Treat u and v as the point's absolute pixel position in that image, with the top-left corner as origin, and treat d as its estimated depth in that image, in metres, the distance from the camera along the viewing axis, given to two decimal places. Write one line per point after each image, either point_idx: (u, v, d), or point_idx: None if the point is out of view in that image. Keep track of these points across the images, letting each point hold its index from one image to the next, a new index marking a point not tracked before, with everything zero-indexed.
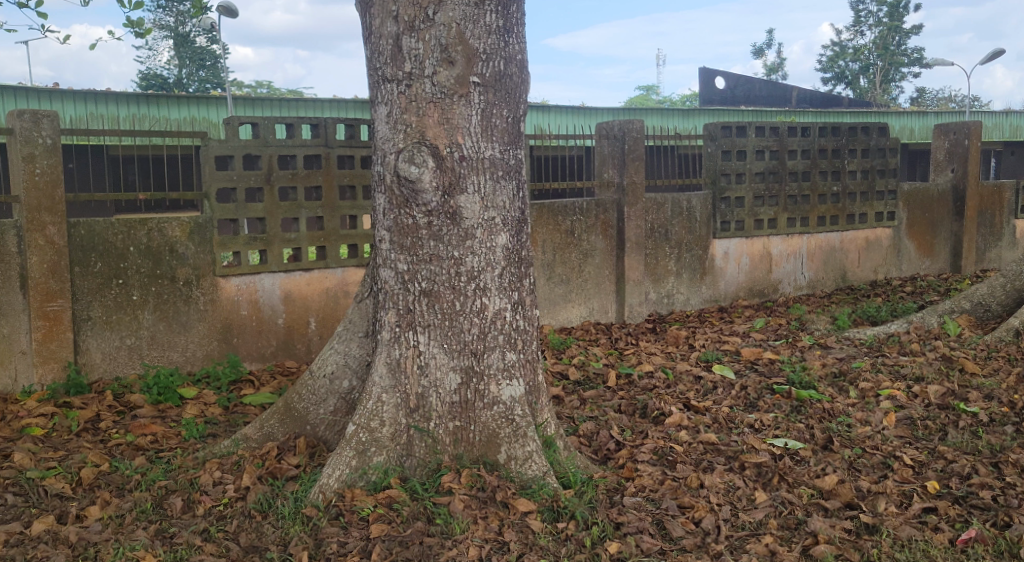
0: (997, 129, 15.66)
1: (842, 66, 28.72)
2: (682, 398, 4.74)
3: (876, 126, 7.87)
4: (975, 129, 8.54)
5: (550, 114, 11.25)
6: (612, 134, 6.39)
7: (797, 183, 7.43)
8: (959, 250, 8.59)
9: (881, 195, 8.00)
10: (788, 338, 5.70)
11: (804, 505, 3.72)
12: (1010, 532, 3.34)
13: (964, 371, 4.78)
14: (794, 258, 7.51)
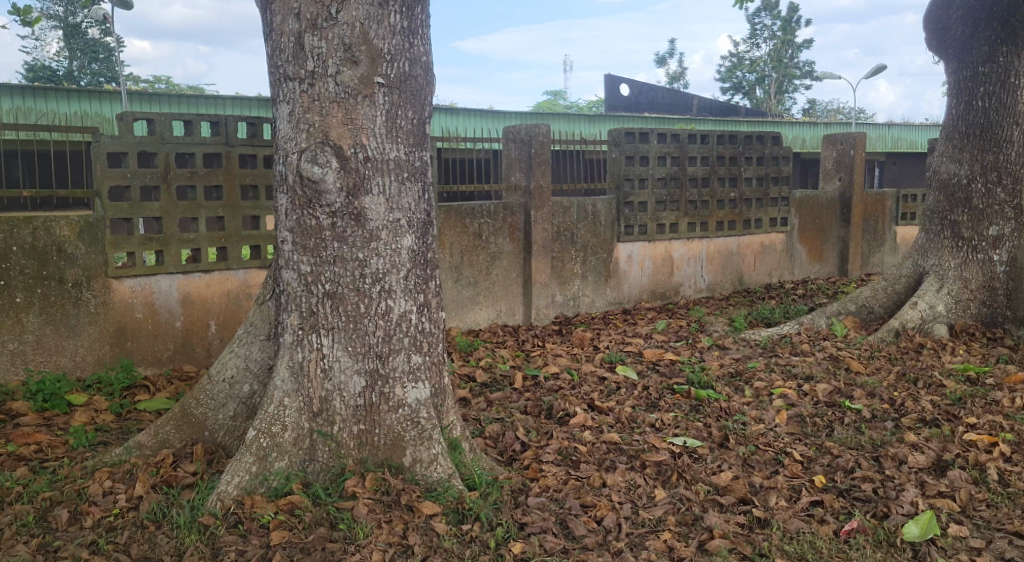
0: (880, 141, 16.87)
1: (739, 77, 30.35)
2: (586, 399, 4.83)
3: (770, 134, 8.13)
4: (859, 140, 8.81)
5: (458, 117, 11.33)
6: (519, 138, 6.45)
7: (697, 188, 7.65)
8: (847, 255, 8.93)
9: (774, 202, 8.27)
10: (687, 339, 5.88)
11: (701, 501, 3.84)
12: (888, 522, 3.54)
13: (850, 369, 5.03)
14: (694, 261, 7.74)
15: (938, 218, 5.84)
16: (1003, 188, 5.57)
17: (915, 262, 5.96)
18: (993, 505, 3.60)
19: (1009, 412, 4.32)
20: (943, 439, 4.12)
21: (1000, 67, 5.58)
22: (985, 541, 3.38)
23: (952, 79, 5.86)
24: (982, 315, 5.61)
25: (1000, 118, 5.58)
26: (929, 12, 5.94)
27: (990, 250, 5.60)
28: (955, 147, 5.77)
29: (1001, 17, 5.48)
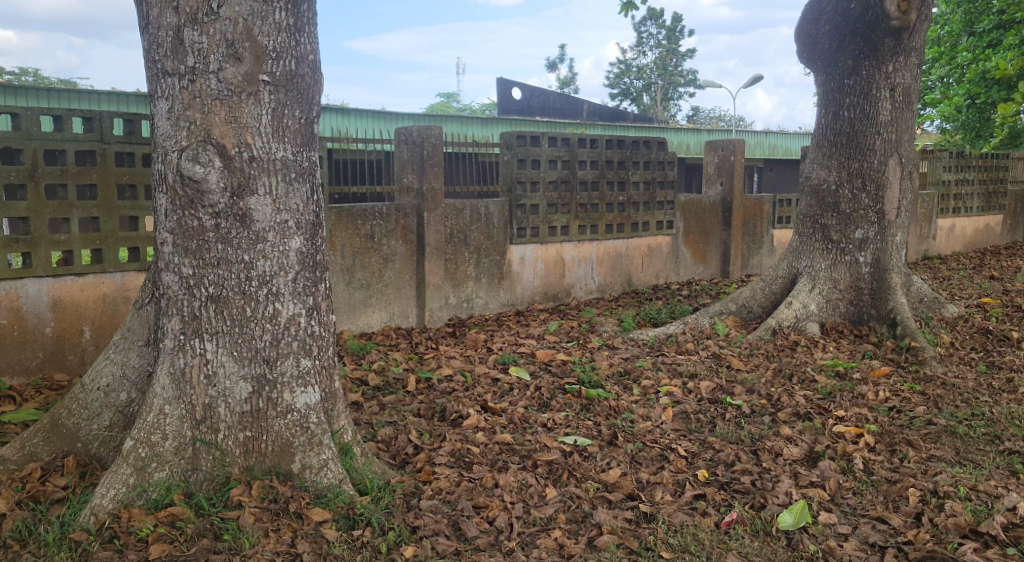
0: (759, 148, 17.97)
1: (628, 83, 33.60)
2: (479, 400, 4.85)
3: (656, 140, 8.38)
4: (739, 147, 9.02)
5: (350, 117, 11.24)
6: (411, 140, 6.41)
7: (586, 192, 7.81)
8: (728, 256, 9.16)
9: (660, 206, 8.51)
10: (579, 339, 6.00)
11: (590, 498, 3.91)
12: (765, 512, 3.70)
13: (731, 367, 5.24)
14: (585, 263, 7.89)
15: (810, 221, 6.15)
16: (867, 194, 5.91)
17: (790, 264, 6.24)
18: (859, 492, 3.83)
19: (873, 404, 4.61)
20: (815, 431, 4.35)
21: (864, 80, 5.90)
22: (852, 526, 3.59)
23: (822, 90, 6.17)
24: (850, 313, 5.93)
25: (864, 128, 5.91)
26: (799, 26, 6.24)
27: (856, 252, 5.93)
28: (825, 155, 6.10)
29: (863, 32, 5.77)
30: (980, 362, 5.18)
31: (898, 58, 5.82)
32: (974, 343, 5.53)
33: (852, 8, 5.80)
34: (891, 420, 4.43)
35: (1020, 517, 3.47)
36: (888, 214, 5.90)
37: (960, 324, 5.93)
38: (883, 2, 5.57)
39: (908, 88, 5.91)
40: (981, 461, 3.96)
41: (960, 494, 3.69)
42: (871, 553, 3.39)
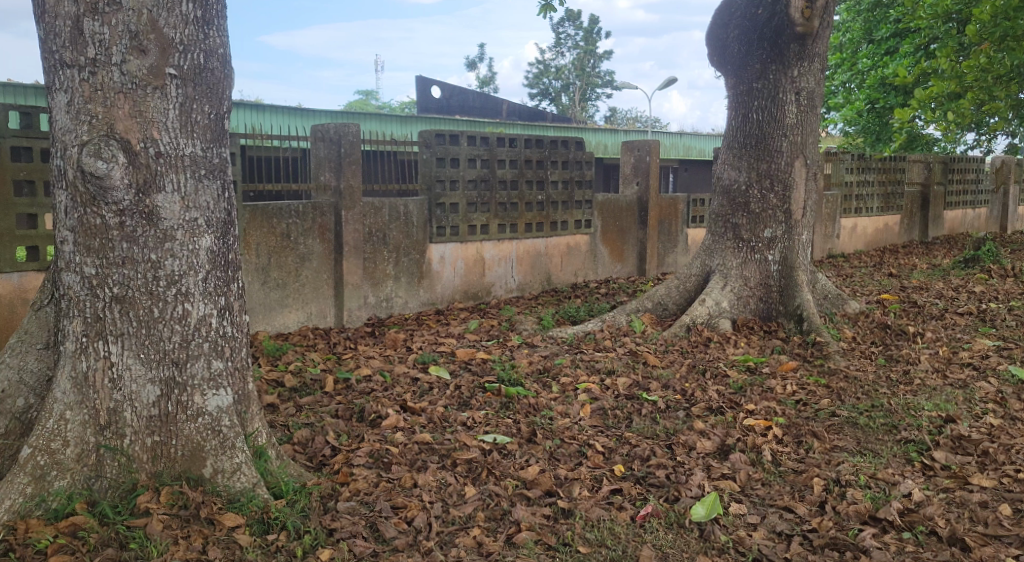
0: (673, 149, 18.67)
1: (546, 83, 36.78)
2: (398, 400, 4.82)
3: (574, 139, 8.46)
4: (654, 147, 9.19)
5: (265, 113, 11.30)
6: (328, 137, 6.35)
7: (505, 191, 7.83)
8: (645, 254, 9.33)
9: (579, 205, 8.60)
10: (498, 338, 6.02)
11: (509, 496, 3.93)
12: (678, 505, 3.78)
13: (647, 363, 5.35)
14: (505, 262, 7.92)
15: (721, 221, 6.31)
16: (775, 194, 6.10)
17: (703, 262, 6.39)
18: (767, 483, 3.96)
19: (781, 398, 4.77)
20: (727, 425, 4.47)
21: (771, 84, 6.09)
22: (761, 516, 3.70)
23: (731, 93, 6.35)
24: (760, 310, 6.13)
25: (772, 130, 6.10)
26: (711, 30, 6.45)
27: (765, 250, 6.13)
28: (735, 156, 6.28)
29: (770, 38, 5.98)
30: (879, 355, 5.43)
31: (802, 63, 6.03)
32: (874, 338, 5.80)
33: (759, 13, 6.03)
34: (797, 412, 4.60)
35: (915, 503, 3.65)
36: (794, 213, 6.12)
37: (862, 319, 6.19)
38: (787, 9, 5.78)
39: (812, 92, 6.13)
40: (879, 450, 4.15)
41: (861, 482, 3.85)
42: (779, 541, 3.50)
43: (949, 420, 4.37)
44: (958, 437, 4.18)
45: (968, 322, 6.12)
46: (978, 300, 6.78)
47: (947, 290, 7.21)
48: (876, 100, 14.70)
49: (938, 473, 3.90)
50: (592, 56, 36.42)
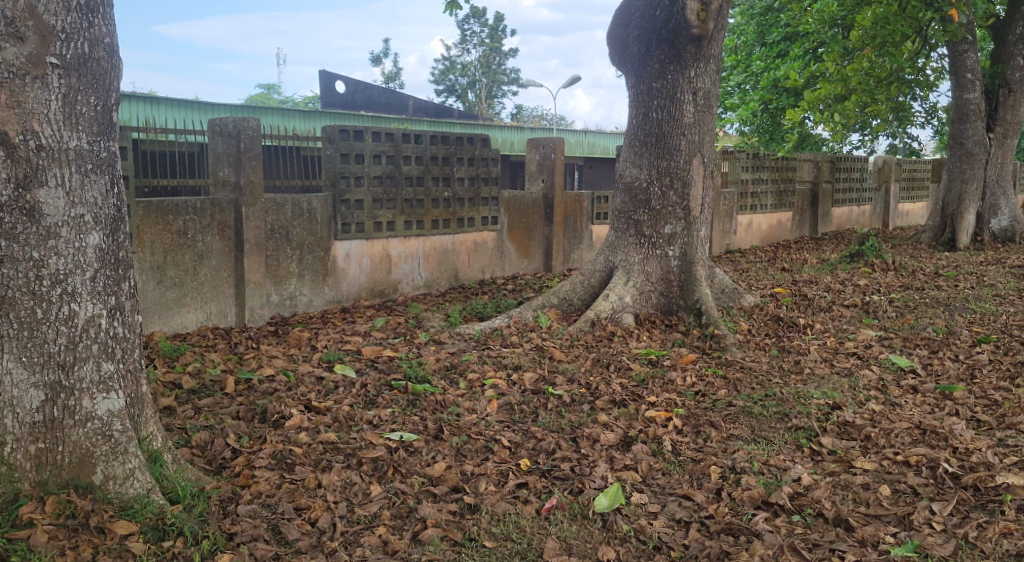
0: (579, 147, 20.11)
1: (452, 80, 38.99)
2: (303, 400, 4.73)
3: (479, 136, 8.41)
4: (559, 144, 9.22)
5: (159, 106, 11.13)
6: (226, 131, 6.25)
7: (412, 188, 7.76)
8: (550, 250, 9.43)
9: (485, 202, 8.60)
10: (405, 335, 6.00)
11: (415, 493, 3.91)
12: (582, 496, 3.85)
13: (553, 358, 5.41)
14: (412, 259, 7.87)
15: (624, 217, 6.44)
16: (675, 191, 6.27)
17: (606, 258, 6.51)
18: (668, 472, 4.06)
19: (681, 389, 4.92)
20: (629, 417, 4.58)
21: (669, 84, 6.24)
22: (661, 505, 3.80)
23: (632, 92, 6.47)
24: (661, 304, 6.29)
25: (671, 129, 6.26)
26: (611, 31, 6.53)
27: (666, 245, 6.29)
28: (636, 154, 6.40)
29: (668, 39, 6.11)
30: (772, 347, 5.66)
31: (698, 64, 6.21)
32: (768, 330, 6.03)
33: (657, 15, 6.13)
34: (697, 403, 4.74)
35: (804, 486, 3.82)
36: (693, 210, 6.31)
37: (756, 312, 6.45)
38: (684, 11, 5.93)
39: (708, 92, 6.32)
40: (772, 438, 4.32)
41: (755, 468, 4.00)
42: (678, 528, 3.60)
43: (835, 407, 4.59)
44: (844, 423, 4.40)
45: (854, 313, 6.45)
46: (862, 292, 7.16)
47: (833, 283, 7.57)
48: (769, 100, 15.71)
49: (825, 457, 4.09)
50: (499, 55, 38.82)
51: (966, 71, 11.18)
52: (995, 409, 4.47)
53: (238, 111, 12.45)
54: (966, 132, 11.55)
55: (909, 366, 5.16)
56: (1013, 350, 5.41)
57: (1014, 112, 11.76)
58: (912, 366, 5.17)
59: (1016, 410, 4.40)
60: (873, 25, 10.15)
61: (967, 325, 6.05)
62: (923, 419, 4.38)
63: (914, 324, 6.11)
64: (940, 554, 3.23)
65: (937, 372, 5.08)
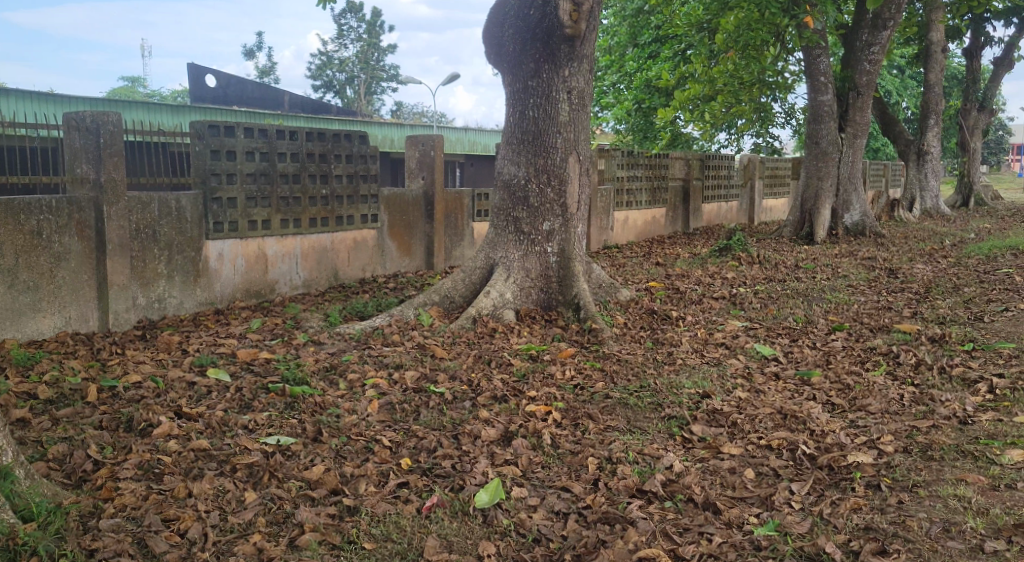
0: (460, 143, 22.14)
1: (330, 75, 42.21)
2: (172, 406, 4.55)
3: (358, 133, 8.31)
4: (439, 142, 9.21)
5: (9, 98, 10.63)
6: (83, 126, 5.97)
7: (287, 185, 7.58)
8: (431, 248, 9.32)
9: (364, 200, 8.47)
10: (283, 336, 5.85)
11: (292, 498, 3.81)
12: (463, 493, 3.84)
13: (435, 356, 5.40)
14: (288, 258, 7.68)
15: (503, 215, 6.49)
16: (552, 189, 6.38)
17: (486, 255, 6.53)
18: (547, 465, 4.12)
19: (560, 383, 5.00)
20: (510, 412, 4.63)
21: (545, 82, 6.33)
22: (540, 498, 3.84)
23: (508, 90, 6.51)
24: (541, 300, 6.38)
25: (547, 127, 6.35)
26: (487, 28, 6.53)
27: (544, 242, 6.39)
28: (514, 151, 6.45)
29: (542, 38, 6.19)
30: (647, 339, 5.83)
31: (572, 63, 6.33)
32: (642, 323, 6.20)
33: (531, 15, 6.21)
34: (575, 396, 4.84)
35: (676, 473, 3.95)
36: (570, 207, 6.44)
37: (632, 305, 6.62)
38: (557, 11, 6.03)
39: (582, 91, 6.45)
40: (647, 428, 4.45)
41: (630, 458, 4.11)
42: (557, 520, 3.66)
43: (705, 395, 4.78)
44: (712, 410, 4.59)
45: (722, 305, 6.74)
46: (730, 285, 7.46)
47: (703, 277, 7.87)
48: (642, 99, 17.27)
49: (695, 445, 4.25)
50: (376, 50, 42.80)
51: (820, 74, 11.95)
52: (847, 392, 4.77)
53: (99, 106, 11.94)
54: (821, 132, 12.19)
55: (772, 354, 5.43)
56: (863, 336, 5.79)
57: (863, 113, 12.50)
58: (775, 354, 5.45)
59: (865, 393, 4.72)
60: (736, 29, 10.86)
61: (823, 314, 6.41)
62: (784, 404, 4.62)
63: (777, 313, 6.45)
64: (798, 532, 3.41)
65: (797, 359, 5.37)
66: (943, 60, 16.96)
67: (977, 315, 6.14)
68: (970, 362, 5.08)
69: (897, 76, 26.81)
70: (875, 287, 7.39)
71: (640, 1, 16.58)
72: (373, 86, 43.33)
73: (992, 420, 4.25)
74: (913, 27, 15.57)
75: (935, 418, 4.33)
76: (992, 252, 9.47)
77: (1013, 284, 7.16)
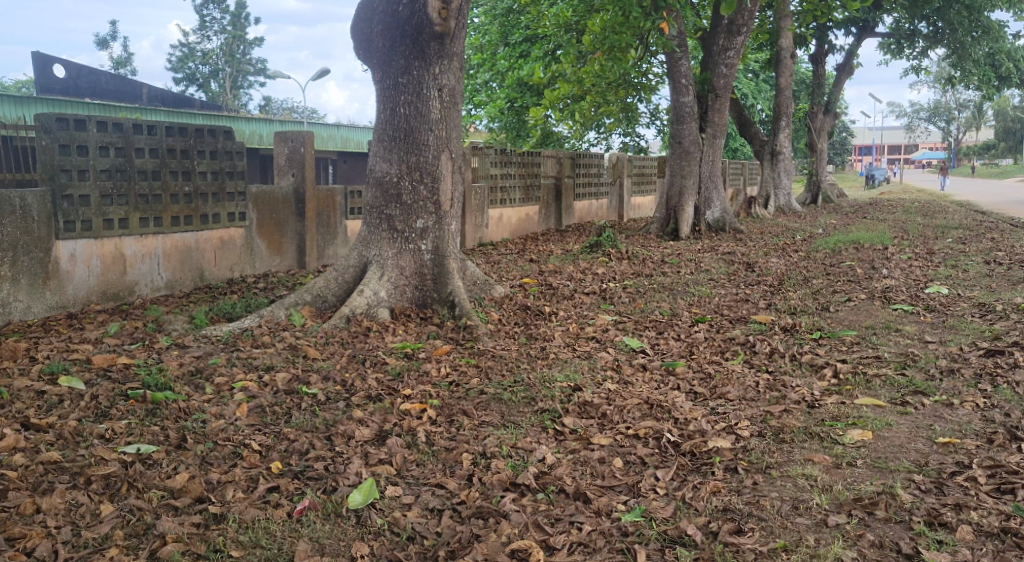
0: (331, 140, 22.26)
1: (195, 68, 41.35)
2: (18, 418, 4.26)
3: (222, 129, 8.03)
4: (308, 138, 9.04)
5: None
6: None
7: (146, 182, 7.24)
8: (303, 247, 9.11)
9: (230, 197, 8.19)
10: (143, 340, 5.60)
11: (154, 508, 3.62)
12: (335, 495, 3.78)
13: (307, 356, 5.31)
14: (149, 259, 7.34)
15: (375, 212, 6.43)
16: (425, 186, 6.38)
17: (359, 254, 6.46)
18: (421, 463, 4.11)
19: (436, 380, 5.01)
20: (385, 411, 4.60)
21: (415, 79, 6.30)
22: (415, 495, 3.82)
23: (378, 87, 6.44)
24: (416, 298, 6.36)
25: (419, 124, 6.33)
26: (355, 23, 6.44)
27: (418, 240, 6.38)
28: (386, 149, 6.40)
29: (411, 35, 6.16)
30: (521, 335, 5.91)
31: (442, 61, 6.35)
32: (516, 319, 6.28)
33: (400, 11, 6.15)
34: (450, 393, 4.86)
35: (548, 465, 4.03)
36: (443, 204, 6.46)
37: (506, 302, 6.70)
38: (425, 8, 6.01)
39: (452, 89, 6.48)
40: (520, 422, 4.52)
41: (503, 452, 4.16)
42: (431, 517, 3.64)
43: (576, 388, 4.90)
44: (583, 403, 4.70)
45: (593, 300, 6.94)
46: (600, 281, 7.69)
47: (575, 273, 8.07)
48: (514, 98, 18.27)
49: (567, 437, 4.35)
50: (241, 43, 44.56)
51: (680, 76, 12.44)
52: (709, 381, 5.00)
53: None
54: (683, 132, 12.63)
55: (639, 347, 5.63)
56: (723, 327, 6.09)
57: (721, 114, 13.17)
58: (642, 347, 5.65)
59: (725, 381, 4.96)
60: (602, 31, 11.24)
61: (687, 306, 6.70)
62: (650, 394, 4.80)
63: (643, 307, 6.68)
64: (662, 516, 3.53)
65: (662, 351, 5.59)
66: (793, 66, 17.94)
67: (823, 305, 6.58)
68: (818, 349, 5.44)
69: (752, 80, 28.39)
70: (734, 280, 7.78)
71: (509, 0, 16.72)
72: (239, 80, 45.29)
73: (836, 403, 4.58)
74: (763, 34, 16.65)
75: (787, 403, 4.60)
76: (837, 247, 10.20)
77: (854, 276, 7.73)
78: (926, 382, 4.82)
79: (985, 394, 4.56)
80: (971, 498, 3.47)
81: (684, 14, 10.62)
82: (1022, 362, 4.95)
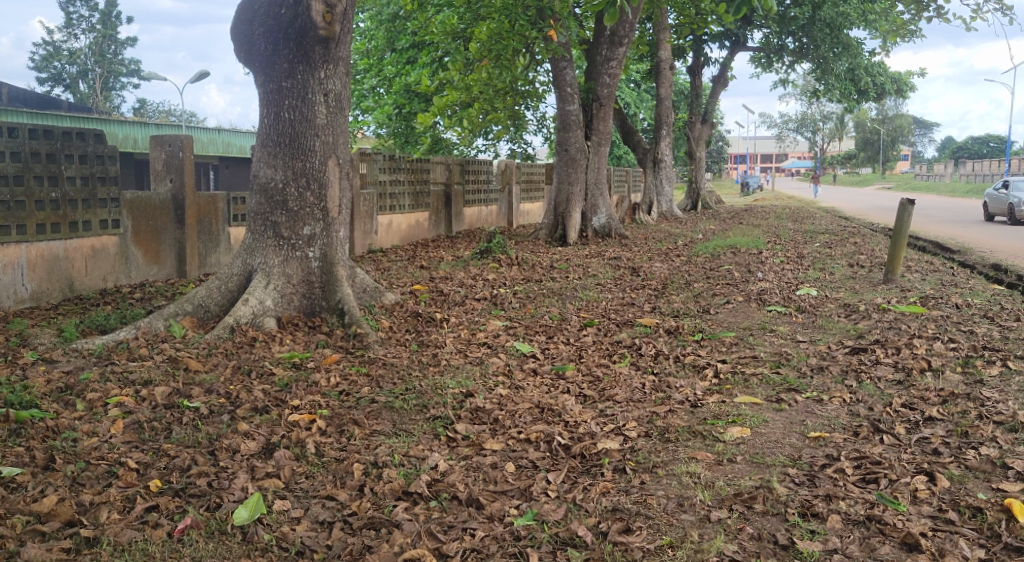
0: (213, 144, 21.63)
1: None
2: None
3: (93, 132, 7.63)
4: (187, 142, 8.75)
5: None
6: None
7: (7, 187, 6.79)
8: (184, 255, 8.79)
9: (103, 204, 7.82)
10: (5, 356, 5.26)
11: (17, 534, 3.36)
12: (220, 511, 3.64)
13: (188, 369, 5.11)
14: (12, 269, 6.91)
15: (260, 219, 6.27)
16: (312, 192, 6.27)
17: (243, 261, 6.28)
18: (310, 475, 4.02)
19: (325, 390, 4.93)
20: (272, 423, 4.48)
21: (299, 84, 6.19)
22: (304, 509, 3.72)
23: (261, 90, 6.29)
24: (304, 306, 6.22)
25: (304, 129, 6.21)
26: (236, 24, 6.28)
27: (305, 247, 6.26)
28: (270, 154, 6.25)
29: (295, 39, 6.06)
30: (412, 341, 5.89)
31: (327, 65, 6.26)
32: (408, 326, 6.25)
33: (282, 14, 6.07)
34: (340, 402, 4.79)
35: (440, 472, 4.01)
36: (330, 211, 6.37)
37: (397, 308, 6.65)
38: (309, 12, 5.93)
39: (338, 94, 6.41)
40: (412, 430, 4.49)
41: (395, 461, 4.11)
42: (321, 530, 3.56)
43: (468, 394, 4.91)
44: (475, 409, 4.73)
45: (485, 305, 6.98)
46: (491, 286, 7.74)
47: (466, 278, 8.10)
48: (401, 104, 18.24)
49: (459, 443, 4.35)
50: (112, 42, 42.72)
51: (565, 85, 12.74)
52: (597, 384, 5.11)
53: None
54: (569, 139, 12.88)
55: (530, 351, 5.70)
56: (610, 331, 6.24)
57: (605, 123, 13.38)
58: (532, 351, 5.72)
59: (612, 383, 5.09)
60: (489, 39, 11.48)
61: (576, 311, 6.84)
62: (541, 398, 4.86)
63: (534, 312, 6.77)
64: (553, 519, 3.57)
65: (552, 355, 5.68)
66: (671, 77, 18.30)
67: (704, 308, 6.84)
68: (700, 350, 5.65)
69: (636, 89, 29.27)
70: (620, 285, 7.98)
71: (395, 6, 16.62)
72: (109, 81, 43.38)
73: (717, 402, 4.76)
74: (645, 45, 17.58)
75: (671, 403, 4.75)
76: (716, 251, 10.64)
77: (732, 279, 8.07)
78: (798, 379, 5.08)
79: (851, 390, 4.85)
80: (841, 488, 3.66)
81: (570, 23, 10.96)
82: (883, 359, 5.30)
